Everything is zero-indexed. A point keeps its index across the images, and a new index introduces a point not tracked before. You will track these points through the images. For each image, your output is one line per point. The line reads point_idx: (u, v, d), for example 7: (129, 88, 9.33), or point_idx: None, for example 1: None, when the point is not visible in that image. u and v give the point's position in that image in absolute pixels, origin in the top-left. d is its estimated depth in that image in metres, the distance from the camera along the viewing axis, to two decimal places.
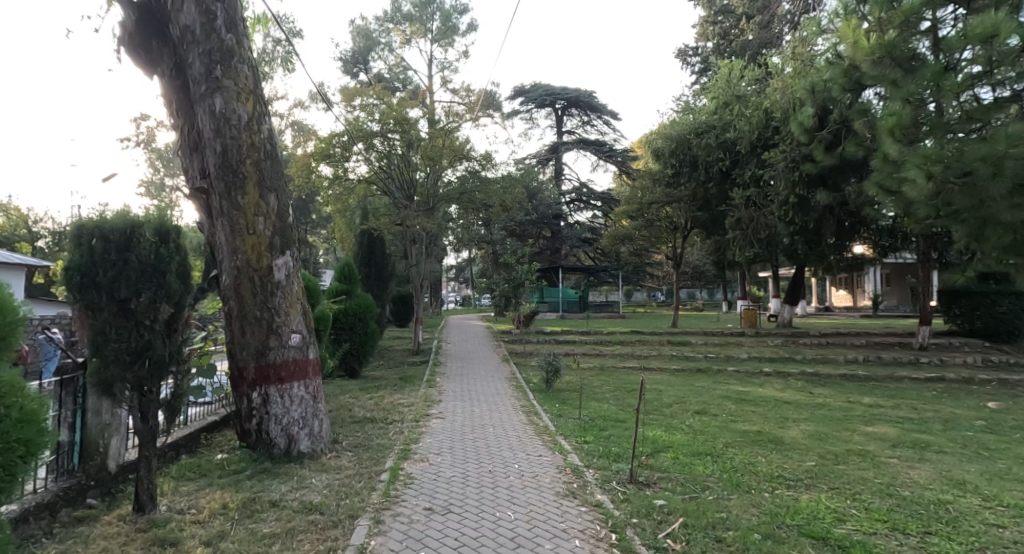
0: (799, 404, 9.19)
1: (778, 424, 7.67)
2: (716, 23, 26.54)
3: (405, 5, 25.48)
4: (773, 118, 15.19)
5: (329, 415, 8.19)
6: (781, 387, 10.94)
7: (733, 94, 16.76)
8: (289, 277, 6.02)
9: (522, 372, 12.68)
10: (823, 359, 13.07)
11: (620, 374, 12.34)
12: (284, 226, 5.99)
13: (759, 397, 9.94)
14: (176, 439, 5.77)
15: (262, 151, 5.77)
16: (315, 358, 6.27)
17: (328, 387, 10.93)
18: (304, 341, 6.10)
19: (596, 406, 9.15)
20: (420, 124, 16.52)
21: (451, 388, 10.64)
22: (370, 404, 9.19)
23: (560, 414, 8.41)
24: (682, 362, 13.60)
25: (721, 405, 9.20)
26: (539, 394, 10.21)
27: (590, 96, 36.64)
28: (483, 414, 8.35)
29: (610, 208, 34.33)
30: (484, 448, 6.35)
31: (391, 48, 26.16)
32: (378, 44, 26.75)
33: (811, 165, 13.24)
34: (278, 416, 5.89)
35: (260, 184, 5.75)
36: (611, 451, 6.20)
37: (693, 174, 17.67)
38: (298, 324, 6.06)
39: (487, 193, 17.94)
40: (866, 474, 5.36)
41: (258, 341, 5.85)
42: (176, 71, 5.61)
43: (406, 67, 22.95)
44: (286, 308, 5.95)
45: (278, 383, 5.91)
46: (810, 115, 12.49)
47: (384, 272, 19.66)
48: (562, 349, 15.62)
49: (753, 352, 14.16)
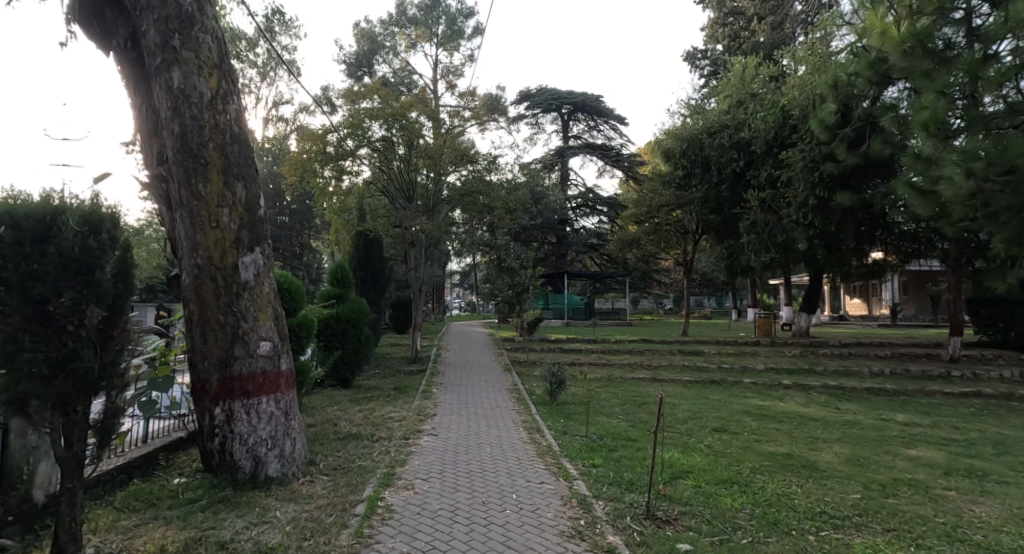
0: (827, 422, 8.37)
1: (808, 445, 6.88)
2: (725, 25, 25.89)
3: (410, 9, 25.00)
4: (790, 116, 14.44)
5: (311, 431, 7.46)
6: (805, 401, 10.10)
7: (747, 92, 16.02)
8: (258, 278, 5.33)
9: (524, 383, 11.93)
10: (846, 371, 12.22)
11: (629, 386, 11.56)
12: (254, 220, 5.32)
13: (782, 413, 9.14)
14: (128, 460, 5.12)
15: (228, 134, 5.10)
16: (288, 370, 5.56)
17: (316, 396, 10.21)
18: (275, 350, 5.39)
19: (605, 422, 8.37)
20: (421, 124, 15.90)
21: (447, 400, 9.92)
22: (359, 418, 8.44)
23: (565, 431, 7.67)
24: (695, 374, 12.78)
25: (740, 422, 8.40)
26: (542, 407, 9.48)
27: (597, 101, 35.96)
28: (479, 431, 7.59)
29: (616, 213, 33.62)
30: (478, 473, 5.60)
31: (395, 51, 25.64)
32: (382, 47, 26.19)
33: (833, 165, 12.46)
34: (244, 436, 5.17)
35: (225, 172, 5.08)
36: (623, 478, 5.46)
37: (704, 175, 16.92)
38: (268, 331, 5.35)
39: (490, 195, 17.29)
40: (924, 512, 4.58)
41: (221, 349, 5.14)
42: (129, 43, 4.95)
43: (410, 69, 22.40)
44: (255, 312, 5.26)
45: (243, 398, 5.19)
46: (831, 111, 11.74)
47: (381, 275, 19.02)
48: (567, 358, 14.86)
49: (770, 363, 13.34)
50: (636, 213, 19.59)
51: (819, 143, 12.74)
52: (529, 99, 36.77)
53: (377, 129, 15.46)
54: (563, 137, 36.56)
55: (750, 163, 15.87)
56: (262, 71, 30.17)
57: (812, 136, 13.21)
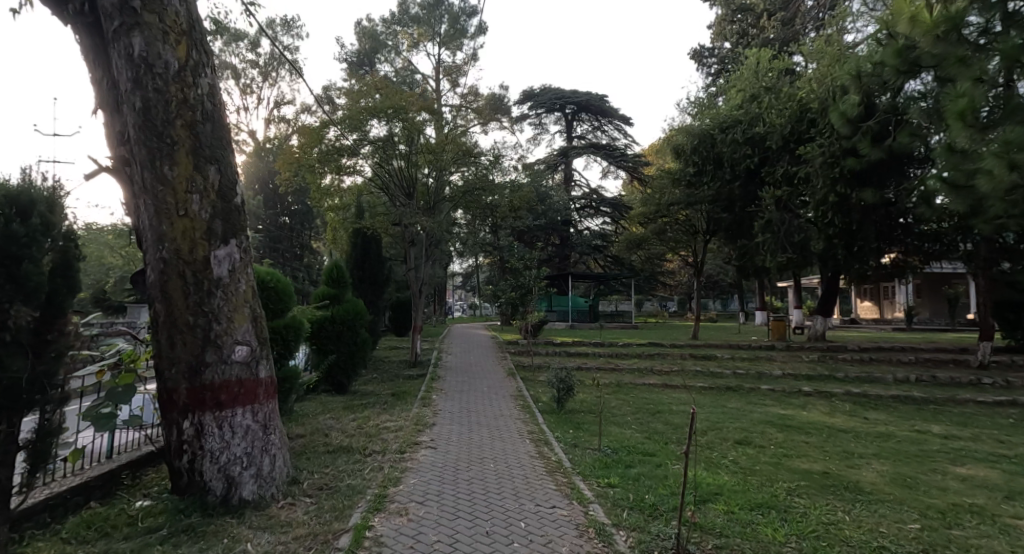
0: (858, 434, 7.70)
1: (844, 461, 6.23)
2: (734, 22, 25.30)
3: (411, 7, 24.53)
4: (808, 110, 13.78)
5: (299, 443, 6.86)
6: (829, 410, 9.45)
7: (762, 86, 15.38)
8: (234, 273, 4.74)
9: (529, 389, 11.32)
10: (869, 377, 11.55)
11: (640, 393, 10.94)
12: (230, 209, 4.74)
13: (807, 423, 8.50)
14: (85, 480, 4.54)
15: (198, 111, 4.51)
16: (267, 378, 4.95)
17: (308, 404, 9.59)
18: (252, 355, 4.80)
19: (619, 434, 7.74)
20: (421, 118, 15.32)
21: (447, 407, 9.30)
22: (352, 428, 7.83)
23: (576, 444, 7.07)
24: (709, 380, 12.12)
25: (764, 433, 7.75)
26: (549, 416, 8.87)
27: (601, 101, 35.38)
28: (482, 444, 6.97)
29: (621, 214, 32.99)
30: (480, 495, 4.98)
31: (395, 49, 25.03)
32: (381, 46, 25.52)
33: (855, 160, 11.82)
34: (216, 454, 4.56)
35: (195, 153, 4.49)
36: (644, 502, 4.84)
37: (716, 173, 16.30)
38: (244, 334, 4.76)
39: (493, 193, 16.70)
40: (999, 547, 3.94)
41: (190, 354, 4.53)
42: (84, 6, 4.34)
43: (411, 65, 21.81)
44: (230, 312, 4.67)
45: (216, 410, 4.59)
46: (854, 103, 11.13)
47: (380, 276, 18.43)
48: (574, 362, 14.22)
49: (787, 368, 12.66)
50: (645, 212, 18.96)
51: (840, 137, 12.10)
52: (533, 99, 36.15)
53: (376, 124, 14.88)
54: (566, 137, 35.93)
55: (765, 159, 15.23)
56: (263, 69, 29.73)
57: (832, 130, 12.57)
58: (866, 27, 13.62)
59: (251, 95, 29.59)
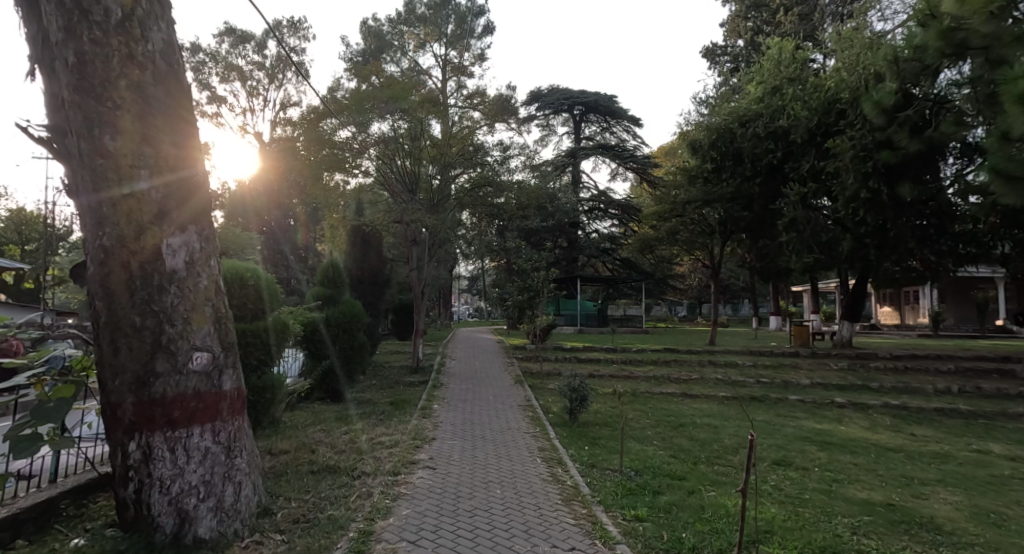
0: (911, 454, 6.80)
1: (907, 488, 5.38)
2: (748, 19, 24.56)
3: (419, 7, 24.04)
4: (838, 100, 12.89)
5: (280, 463, 6.09)
6: (868, 425, 8.56)
7: (786, 77, 14.48)
8: (192, 266, 3.99)
9: (538, 398, 10.53)
10: (906, 387, 10.64)
11: (658, 403, 10.13)
12: (189, 189, 4.01)
13: (847, 439, 7.66)
14: (12, 513, 3.79)
15: (148, 70, 3.78)
16: (232, 392, 4.18)
17: (299, 415, 8.84)
18: (214, 363, 4.04)
19: (640, 452, 6.91)
20: (425, 113, 14.56)
21: (450, 418, 8.53)
22: (344, 443, 7.06)
23: (593, 464, 6.26)
24: (731, 389, 11.27)
25: (802, 452, 6.87)
26: (561, 430, 8.09)
27: (610, 101, 34.60)
28: (487, 463, 6.15)
29: (630, 216, 32.14)
30: (485, 532, 4.16)
31: (403, 51, 21.30)
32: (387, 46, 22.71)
33: (890, 153, 10.97)
34: (167, 482, 3.79)
35: (144, 122, 3.76)
36: (683, 543, 4.02)
37: (736, 169, 15.45)
38: (204, 339, 4.00)
39: (500, 192, 15.96)
40: None
41: (136, 362, 3.78)
42: None
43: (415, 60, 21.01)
44: (187, 313, 3.92)
45: (168, 429, 3.82)
46: (890, 91, 10.28)
47: (381, 277, 17.57)
48: (586, 369, 13.40)
49: (815, 377, 11.77)
50: (658, 212, 18.14)
51: (874, 128, 11.24)
52: (540, 99, 35.41)
53: (378, 118, 14.17)
54: (575, 139, 35.15)
55: (787, 154, 14.34)
56: (269, 72, 29.26)
57: (863, 122, 11.71)
58: (900, 13, 12.76)
59: (257, 97, 29.11)
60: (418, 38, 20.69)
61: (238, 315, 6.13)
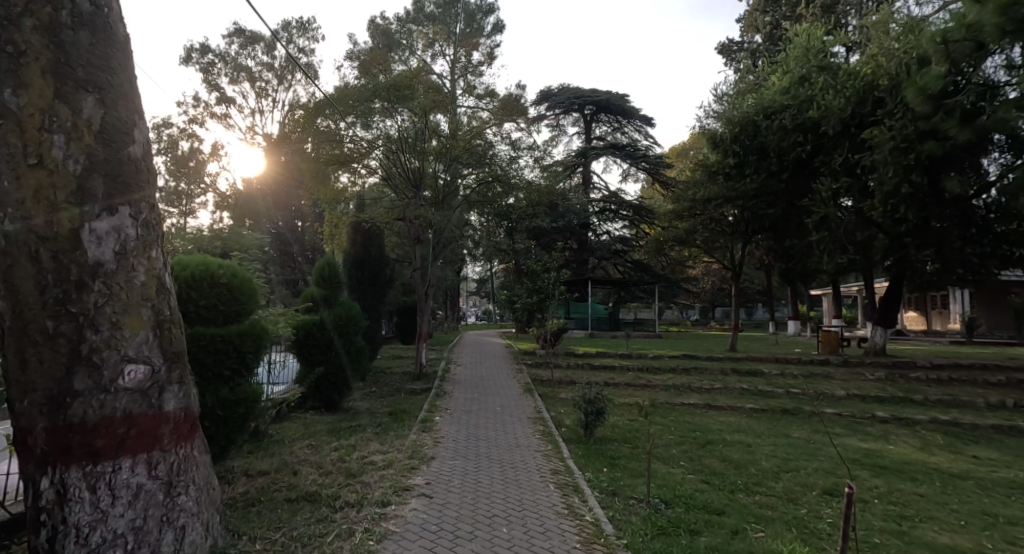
0: (983, 483, 5.90)
1: (997, 533, 4.51)
2: (766, 13, 23.63)
3: (428, 7, 23.20)
4: (875, 88, 11.97)
5: (256, 489, 5.32)
6: (921, 445, 7.62)
7: (815, 65, 13.58)
8: (124, 258, 3.19)
9: (550, 409, 9.68)
10: (955, 400, 9.68)
11: (682, 416, 9.26)
12: (122, 160, 3.21)
13: (900, 461, 6.78)
14: None
15: (65, 12, 3.02)
16: (175, 413, 3.38)
17: (288, 428, 8.09)
18: (151, 379, 3.25)
19: (668, 476, 6.05)
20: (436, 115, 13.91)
21: (453, 433, 7.70)
22: (333, 463, 6.28)
23: (616, 493, 5.41)
24: (760, 400, 10.36)
25: (855, 479, 5.97)
26: (577, 447, 7.26)
27: (622, 100, 33.72)
28: (492, 491, 5.31)
29: (644, 218, 31.13)
30: None
31: (413, 50, 19.52)
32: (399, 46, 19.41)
33: (935, 144, 10.05)
34: (84, 531, 2.99)
35: (60, 75, 2.98)
36: None
37: (761, 163, 14.54)
38: (138, 348, 3.21)
39: (510, 192, 15.10)
40: None
41: (49, 377, 2.97)
42: None
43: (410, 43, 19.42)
44: (116, 317, 3.13)
45: (89, 461, 3.02)
46: (937, 75, 9.41)
47: (382, 277, 16.22)
48: (601, 377, 12.54)
49: (851, 388, 10.84)
50: (676, 210, 17.23)
51: (917, 117, 10.35)
52: (550, 99, 34.55)
53: (382, 112, 13.45)
54: (585, 139, 34.34)
55: (817, 148, 13.43)
56: (278, 72, 28.76)
57: (905, 110, 10.78)
58: None
59: (265, 99, 28.62)
60: (427, 37, 19.70)
61: (210, 318, 5.32)
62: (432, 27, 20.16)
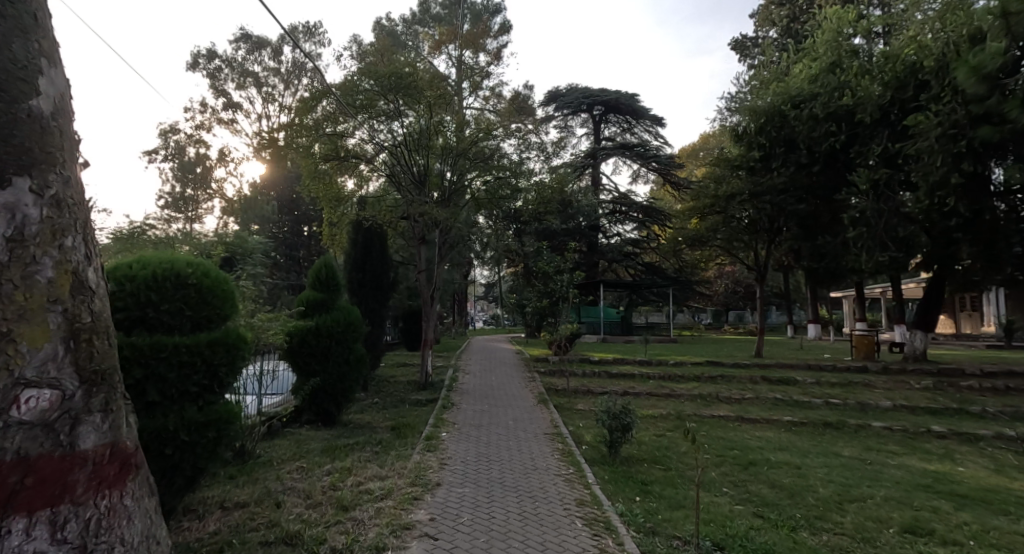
0: None
1: None
2: (783, 6, 22.71)
3: (434, 7, 22.78)
4: (916, 71, 11.05)
5: (229, 529, 4.47)
6: (995, 467, 6.67)
7: (846, 50, 12.68)
8: (19, 246, 2.39)
9: (568, 424, 8.80)
10: (1019, 413, 8.71)
11: (715, 431, 8.35)
12: (15, 114, 2.43)
13: (979, 487, 5.85)
14: None
15: None
16: (93, 451, 2.55)
17: (279, 447, 7.27)
18: (56, 405, 2.42)
19: (714, 508, 5.16)
20: (444, 110, 13.15)
21: (461, 454, 6.82)
22: (324, 492, 5.43)
23: (656, 533, 4.52)
24: (798, 413, 9.42)
25: (936, 512, 5.06)
26: (602, 470, 6.37)
27: (631, 99, 32.81)
28: (509, 531, 4.43)
29: (657, 220, 30.03)
30: None
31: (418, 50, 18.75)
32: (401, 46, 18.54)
33: (990, 129, 9.12)
34: None
35: None
36: None
37: (789, 157, 13.66)
38: (36, 366, 2.39)
39: (519, 190, 14.25)
40: None
41: None
42: None
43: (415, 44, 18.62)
44: (8, 326, 2.32)
45: None
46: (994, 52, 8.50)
47: (385, 280, 15.08)
48: (620, 386, 11.64)
49: (897, 397, 9.89)
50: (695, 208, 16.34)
51: (969, 100, 9.44)
52: (559, 99, 33.71)
53: (385, 109, 12.68)
54: (594, 140, 33.48)
55: (851, 138, 12.51)
56: (284, 77, 28.21)
57: (953, 94, 9.86)
58: None
59: (272, 103, 28.02)
60: (433, 36, 18.87)
61: (178, 325, 4.51)
62: (439, 26, 19.42)
